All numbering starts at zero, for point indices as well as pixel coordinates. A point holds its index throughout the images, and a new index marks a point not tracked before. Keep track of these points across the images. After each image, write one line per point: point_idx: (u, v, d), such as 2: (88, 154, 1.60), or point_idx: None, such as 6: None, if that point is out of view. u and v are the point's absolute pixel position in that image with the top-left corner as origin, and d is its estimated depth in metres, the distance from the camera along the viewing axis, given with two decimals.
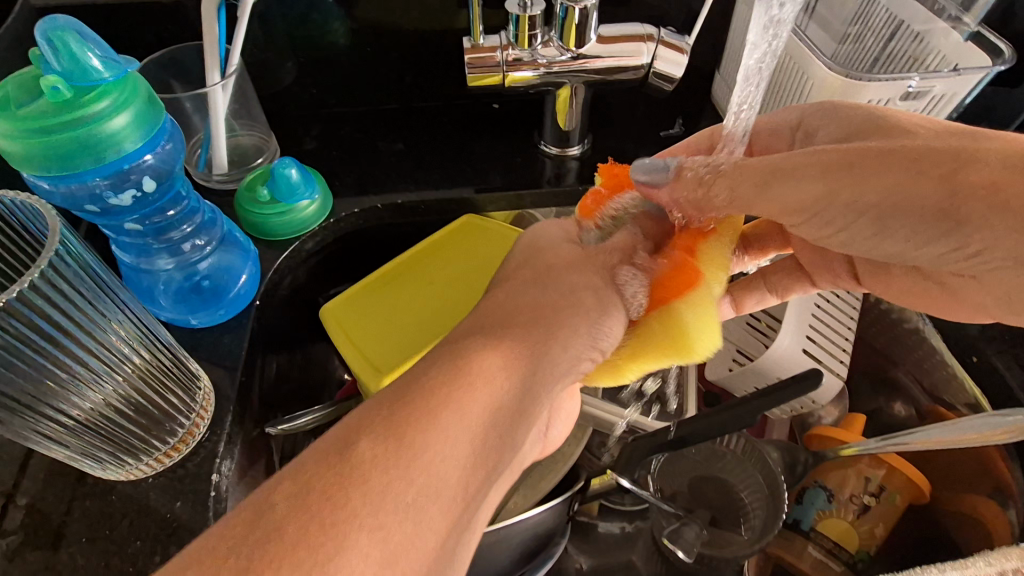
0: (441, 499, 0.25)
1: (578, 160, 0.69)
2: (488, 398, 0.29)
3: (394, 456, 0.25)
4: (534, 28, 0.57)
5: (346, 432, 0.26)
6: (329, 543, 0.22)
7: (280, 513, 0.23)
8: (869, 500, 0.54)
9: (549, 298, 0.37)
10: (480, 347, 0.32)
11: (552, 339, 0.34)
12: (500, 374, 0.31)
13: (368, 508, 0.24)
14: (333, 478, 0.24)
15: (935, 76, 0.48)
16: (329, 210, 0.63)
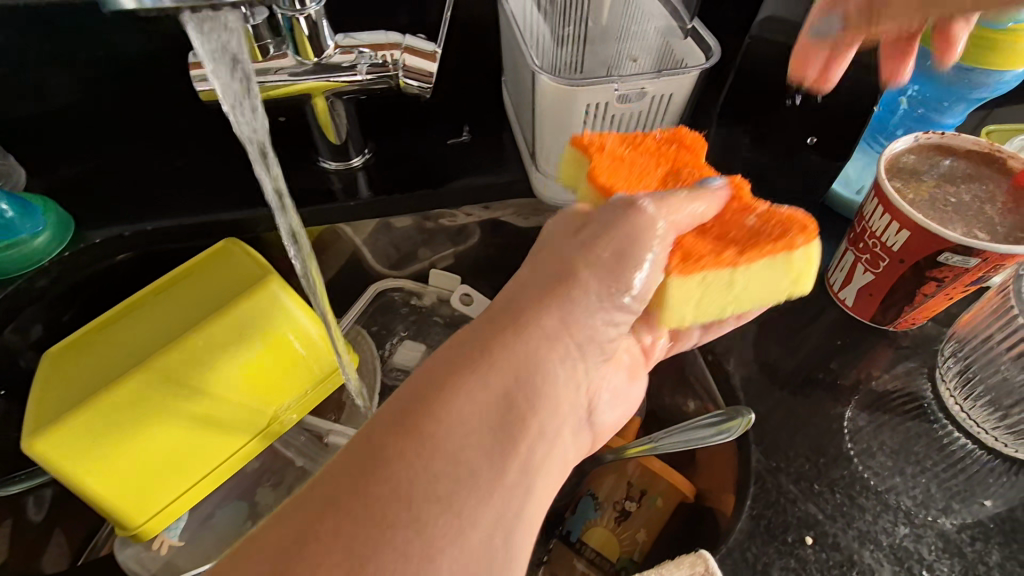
0: (467, 481, 0.30)
1: (363, 170, 0.67)
2: (496, 384, 0.33)
3: (412, 440, 0.31)
4: (263, 39, 0.53)
5: (373, 432, 0.31)
6: (360, 511, 0.28)
7: (325, 509, 0.28)
8: (630, 505, 0.55)
9: (547, 278, 0.37)
10: (488, 336, 0.35)
11: (567, 322, 0.36)
12: (511, 359, 0.34)
13: (396, 489, 0.29)
14: (359, 478, 0.29)
15: (639, 78, 0.48)
16: (66, 241, 0.58)
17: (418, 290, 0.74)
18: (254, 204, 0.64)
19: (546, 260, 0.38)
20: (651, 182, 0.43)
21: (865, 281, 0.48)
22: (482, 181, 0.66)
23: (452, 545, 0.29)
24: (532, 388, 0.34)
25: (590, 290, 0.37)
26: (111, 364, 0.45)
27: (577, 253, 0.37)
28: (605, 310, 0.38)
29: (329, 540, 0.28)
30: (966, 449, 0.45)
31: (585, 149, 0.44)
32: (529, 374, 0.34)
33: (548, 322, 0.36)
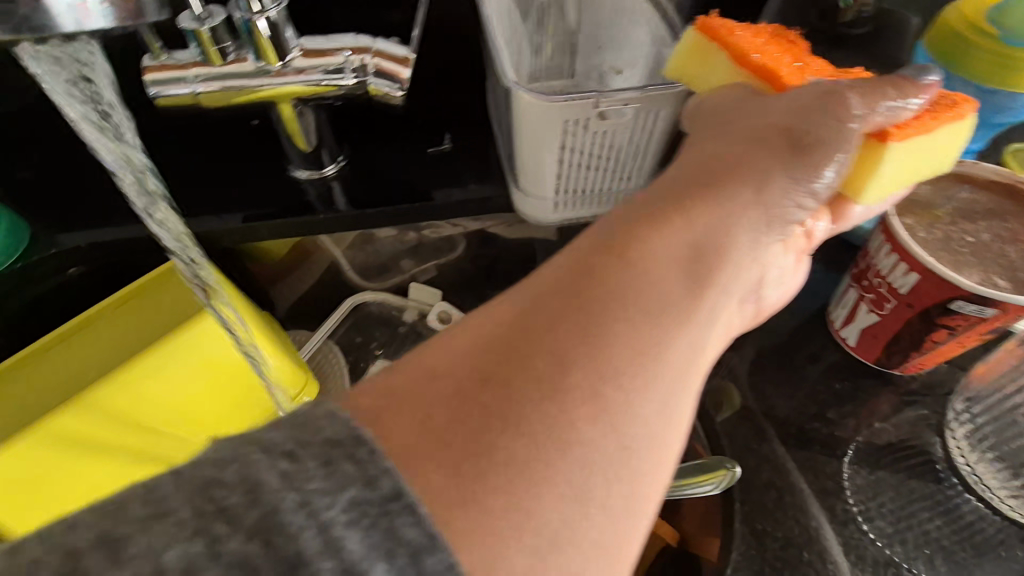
0: (661, 319, 0.28)
1: (337, 179, 0.63)
2: (686, 233, 0.31)
3: (614, 270, 0.29)
4: (222, 42, 0.50)
5: (570, 265, 0.29)
6: (559, 346, 0.26)
7: (524, 331, 0.27)
8: None
9: (736, 139, 0.35)
10: (683, 194, 0.33)
11: (764, 195, 0.33)
12: (706, 213, 0.32)
13: (599, 320, 0.27)
14: (564, 307, 0.27)
15: (622, 93, 0.44)
16: (21, 249, 0.55)
17: (398, 303, 0.71)
18: (223, 215, 0.60)
19: (737, 123, 0.36)
20: (798, 62, 0.39)
21: (869, 322, 0.44)
22: (460, 196, 0.62)
23: (652, 388, 0.27)
24: (728, 247, 0.32)
25: (790, 168, 0.34)
26: (44, 392, 0.43)
27: (777, 113, 0.35)
28: (800, 190, 0.34)
29: (522, 370, 0.25)
30: (974, 515, 0.40)
31: (710, 40, 0.39)
32: (722, 235, 0.32)
33: (743, 187, 0.33)
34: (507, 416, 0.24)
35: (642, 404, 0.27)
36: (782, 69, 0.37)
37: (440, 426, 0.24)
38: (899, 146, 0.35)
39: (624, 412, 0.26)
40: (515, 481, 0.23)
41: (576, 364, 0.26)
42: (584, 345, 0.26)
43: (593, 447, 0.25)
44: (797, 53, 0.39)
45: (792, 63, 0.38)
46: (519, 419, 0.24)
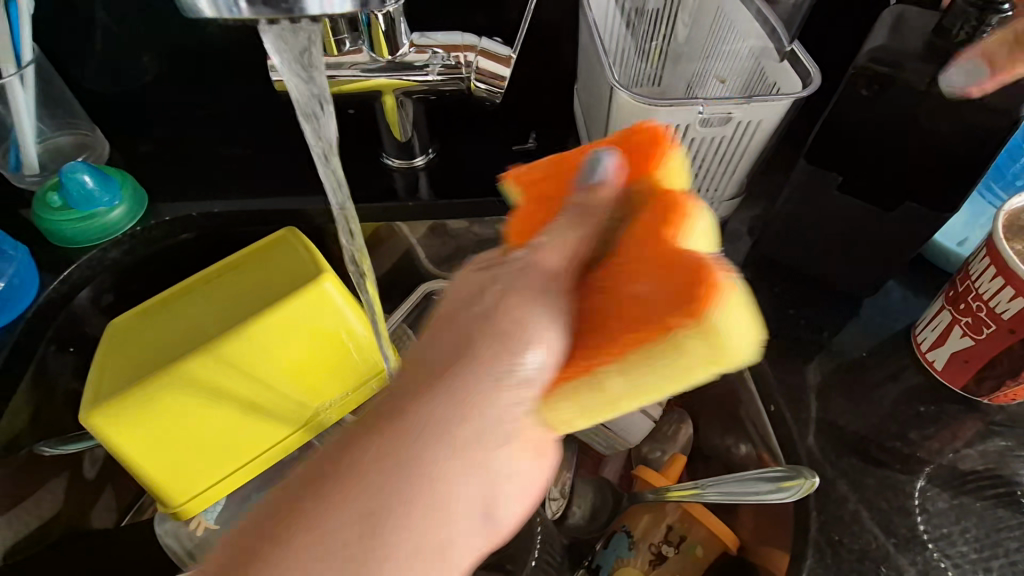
0: (385, 547, 0.26)
1: (425, 170, 0.66)
2: (394, 444, 0.27)
3: (336, 474, 0.27)
4: (341, 33, 0.53)
5: (332, 452, 0.28)
6: (282, 533, 0.26)
7: (292, 501, 0.27)
8: (667, 550, 0.51)
9: (477, 316, 0.29)
10: (416, 384, 0.29)
11: (466, 405, 0.28)
12: (424, 414, 0.28)
13: (330, 518, 0.26)
14: (318, 481, 0.27)
15: (727, 102, 0.45)
16: (139, 215, 0.60)
17: None
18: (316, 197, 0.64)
19: (451, 321, 0.30)
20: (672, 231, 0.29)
21: (962, 346, 0.43)
22: None
23: (409, 553, 0.26)
24: (440, 462, 0.27)
25: (491, 370, 0.28)
26: (183, 337, 0.47)
27: (506, 282, 0.30)
28: (504, 385, 0.28)
29: (272, 542, 0.26)
30: None
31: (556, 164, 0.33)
32: (435, 459, 0.27)
33: (465, 382, 0.28)
34: (248, 558, 0.26)
35: None
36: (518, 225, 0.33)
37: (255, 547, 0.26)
38: (560, 398, 0.28)
39: None
40: None
41: (303, 556, 0.25)
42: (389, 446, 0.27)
43: None
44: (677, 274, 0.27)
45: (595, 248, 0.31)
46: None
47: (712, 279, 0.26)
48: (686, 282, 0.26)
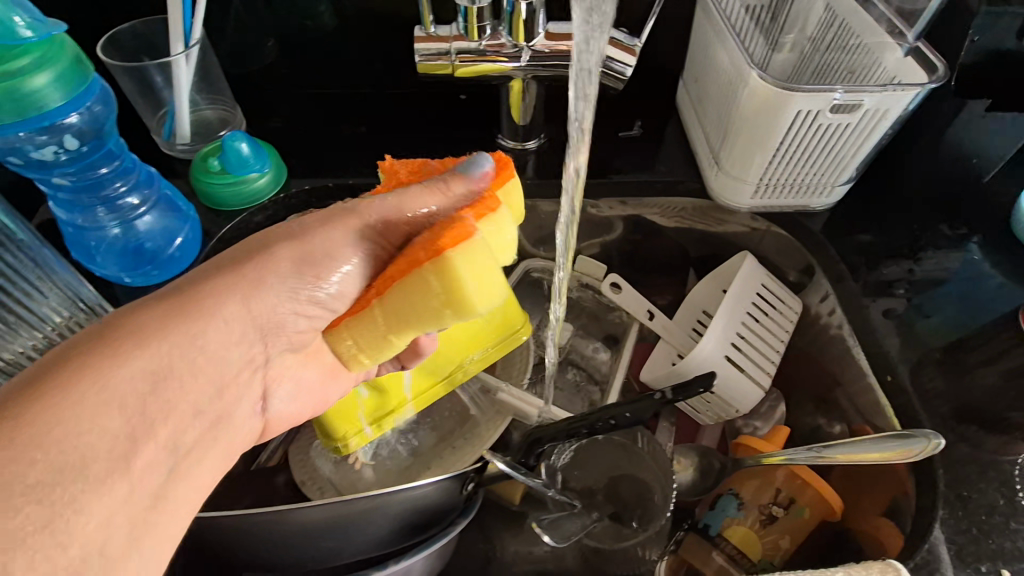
0: (143, 396, 0.29)
1: (535, 154, 0.70)
2: (217, 325, 0.33)
3: (173, 325, 0.31)
4: (483, 20, 0.58)
5: (118, 311, 0.31)
6: (87, 359, 0.28)
7: (79, 343, 0.29)
8: (777, 510, 0.55)
9: (263, 241, 0.38)
10: (218, 273, 0.35)
11: (252, 305, 0.35)
12: (223, 304, 0.34)
13: (125, 353, 0.29)
14: (132, 333, 0.30)
15: (862, 89, 0.48)
16: (280, 184, 0.65)
17: (559, 271, 0.73)
18: None
19: (263, 236, 0.38)
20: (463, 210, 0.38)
21: None
22: (649, 178, 0.68)
23: (149, 422, 0.29)
24: (212, 343, 0.33)
25: (285, 281, 0.37)
26: None
27: (285, 227, 0.38)
28: (298, 302, 0.38)
29: (89, 365, 0.28)
30: None
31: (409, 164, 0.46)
32: (211, 336, 0.33)
33: (227, 286, 0.35)
34: (48, 390, 0.26)
35: (120, 434, 0.28)
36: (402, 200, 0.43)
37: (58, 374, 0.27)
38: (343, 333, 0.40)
39: (96, 441, 0.27)
40: (23, 446, 0.25)
41: (129, 390, 0.28)
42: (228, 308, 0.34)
43: (87, 460, 0.26)
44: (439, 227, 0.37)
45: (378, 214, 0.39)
46: (53, 397, 0.26)
47: (464, 231, 0.35)
48: (438, 234, 0.36)
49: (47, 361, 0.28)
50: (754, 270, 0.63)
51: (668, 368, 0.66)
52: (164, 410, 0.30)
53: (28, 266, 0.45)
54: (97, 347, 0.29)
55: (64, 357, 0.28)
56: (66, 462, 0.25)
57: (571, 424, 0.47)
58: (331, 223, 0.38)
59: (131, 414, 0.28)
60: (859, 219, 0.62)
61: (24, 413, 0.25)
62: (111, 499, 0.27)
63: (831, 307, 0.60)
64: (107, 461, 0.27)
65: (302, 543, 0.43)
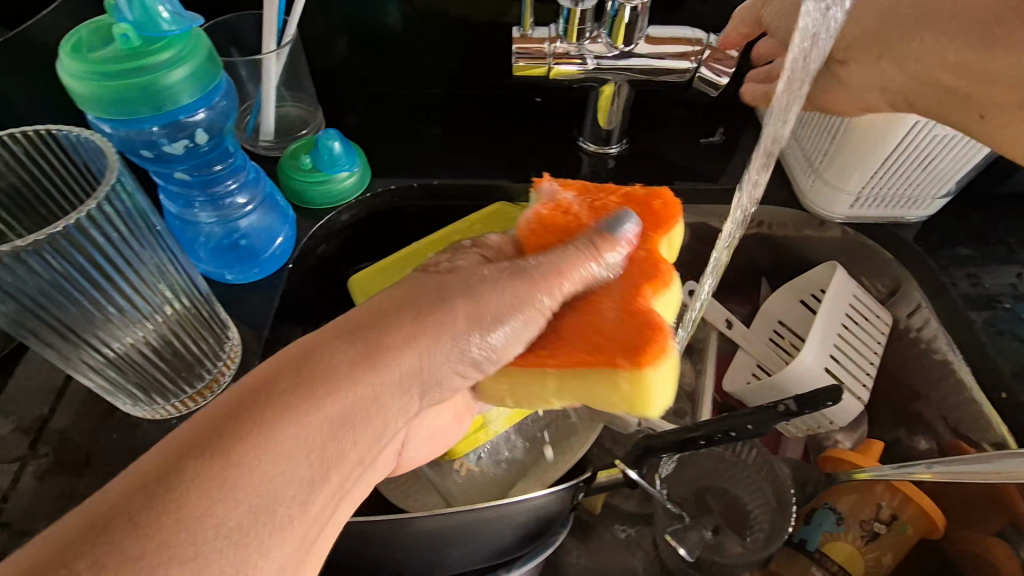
0: (320, 446, 0.28)
1: (616, 158, 0.70)
2: (395, 373, 0.31)
3: (355, 369, 0.30)
4: (585, 23, 0.57)
5: (304, 347, 0.30)
6: (276, 399, 0.28)
7: (269, 380, 0.29)
8: (880, 527, 0.54)
9: (442, 278, 0.34)
10: (398, 314, 0.32)
11: (425, 354, 0.32)
12: (401, 349, 0.31)
13: (310, 402, 0.28)
14: (313, 378, 0.29)
15: None
16: (366, 185, 0.64)
17: None
18: (516, 175, 0.68)
19: (447, 279, 0.34)
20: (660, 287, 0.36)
21: None
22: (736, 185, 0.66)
23: (319, 472, 0.28)
24: (385, 394, 0.31)
25: (455, 332, 0.32)
26: None
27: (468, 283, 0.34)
28: (466, 352, 0.33)
29: (278, 406, 0.28)
30: None
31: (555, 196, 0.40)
32: (385, 387, 0.31)
33: (406, 329, 0.32)
34: (240, 431, 0.27)
35: (300, 483, 0.27)
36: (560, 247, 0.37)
37: (246, 413, 0.27)
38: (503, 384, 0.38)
39: (278, 489, 0.27)
40: (219, 491, 0.25)
41: (309, 440, 0.28)
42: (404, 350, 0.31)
43: (270, 507, 0.26)
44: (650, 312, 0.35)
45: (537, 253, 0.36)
46: (247, 440, 0.26)
47: (652, 325, 0.34)
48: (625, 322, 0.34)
49: (244, 396, 0.28)
50: (843, 281, 0.62)
51: (747, 383, 0.64)
52: (338, 457, 0.29)
53: (160, 263, 0.44)
54: (286, 389, 0.28)
55: (255, 392, 0.28)
56: (246, 511, 0.26)
57: (686, 434, 0.46)
58: (471, 285, 0.33)
59: (312, 461, 0.28)
60: (953, 232, 0.62)
61: (224, 457, 0.26)
62: (284, 546, 0.27)
63: (924, 320, 0.59)
64: (284, 511, 0.27)
65: (430, 550, 0.42)
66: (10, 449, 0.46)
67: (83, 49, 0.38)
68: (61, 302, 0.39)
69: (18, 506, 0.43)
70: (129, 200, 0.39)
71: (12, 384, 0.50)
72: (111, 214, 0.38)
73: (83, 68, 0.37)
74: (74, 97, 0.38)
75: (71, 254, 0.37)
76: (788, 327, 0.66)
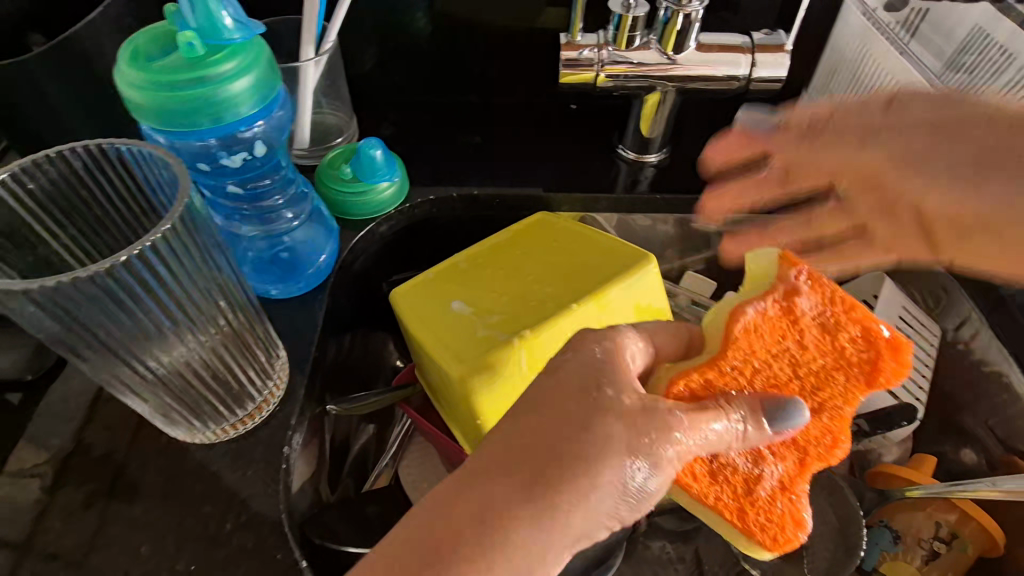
0: None
1: (655, 167, 0.68)
2: (560, 518, 0.32)
3: (527, 515, 0.32)
4: (635, 30, 0.56)
5: (468, 483, 0.33)
6: (454, 545, 0.31)
7: (447, 519, 0.31)
8: (939, 546, 0.53)
9: (584, 405, 0.34)
10: (556, 454, 0.33)
11: (585, 495, 0.32)
12: (563, 494, 0.32)
13: (485, 551, 0.31)
14: (482, 526, 0.31)
15: None
16: (405, 195, 0.62)
17: (670, 289, 0.73)
18: (554, 184, 0.66)
19: (591, 410, 0.34)
20: (824, 457, 0.42)
21: None
22: (781, 196, 0.65)
23: None
24: (554, 533, 0.32)
25: (608, 473, 0.33)
26: (485, 300, 0.52)
27: (609, 418, 0.33)
28: (620, 486, 0.33)
29: (456, 557, 0.31)
30: None
31: (787, 303, 0.42)
32: (553, 529, 0.32)
33: (567, 473, 0.32)
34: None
35: None
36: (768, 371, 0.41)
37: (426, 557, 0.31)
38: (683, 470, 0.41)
39: None
40: None
41: None
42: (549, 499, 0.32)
43: None
44: (802, 481, 0.42)
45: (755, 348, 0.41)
46: None
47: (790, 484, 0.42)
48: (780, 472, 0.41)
49: (429, 533, 0.31)
50: (892, 293, 0.61)
51: None
52: None
53: (214, 288, 0.41)
54: (462, 535, 0.31)
55: (434, 533, 0.31)
56: None
57: None
58: (613, 418, 0.34)
59: None
60: None
61: None
62: None
63: (974, 332, 0.59)
64: None
65: None
66: (53, 476, 0.45)
67: (142, 57, 0.36)
68: (117, 331, 0.36)
69: (63, 537, 0.42)
70: (191, 225, 0.37)
71: (52, 407, 0.48)
72: (171, 242, 0.35)
73: (142, 77, 0.35)
74: (130, 107, 0.37)
75: (137, 274, 0.34)
76: None
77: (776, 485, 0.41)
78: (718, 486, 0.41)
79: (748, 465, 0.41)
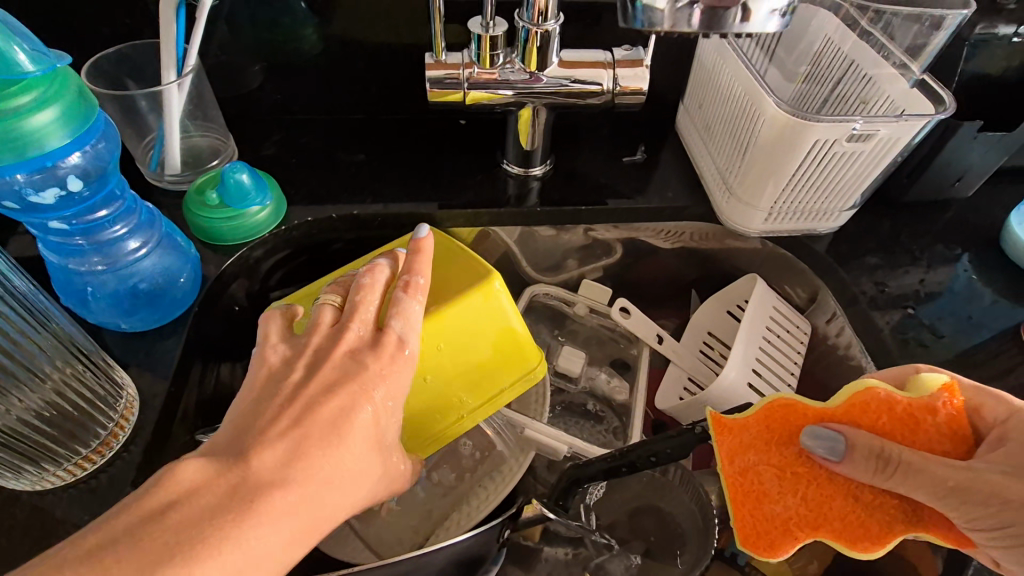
0: (283, 519, 0.34)
1: (540, 180, 0.69)
2: (338, 446, 0.39)
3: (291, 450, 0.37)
4: (497, 49, 0.57)
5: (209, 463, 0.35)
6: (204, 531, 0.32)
7: (191, 488, 0.33)
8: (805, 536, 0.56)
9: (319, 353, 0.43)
10: (303, 404, 0.39)
11: (343, 421, 0.40)
12: (327, 422, 0.39)
13: (251, 498, 0.34)
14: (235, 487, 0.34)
15: (879, 120, 0.50)
16: (281, 216, 0.61)
17: (568, 297, 0.73)
18: (438, 199, 0.66)
19: (319, 359, 0.42)
20: (826, 530, 0.42)
21: None
22: (658, 204, 0.67)
23: (279, 538, 0.34)
24: (329, 460, 0.38)
25: (356, 393, 0.41)
26: None
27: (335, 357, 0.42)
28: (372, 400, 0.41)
29: (212, 520, 0.32)
30: None
31: (878, 448, 0.39)
32: (325, 456, 0.38)
33: (325, 410, 0.39)
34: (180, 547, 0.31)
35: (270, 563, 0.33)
36: (901, 438, 0.41)
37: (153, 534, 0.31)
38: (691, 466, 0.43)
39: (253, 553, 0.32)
40: None
41: (266, 519, 0.34)
42: (357, 393, 0.41)
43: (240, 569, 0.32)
44: (800, 528, 0.42)
45: (887, 422, 0.42)
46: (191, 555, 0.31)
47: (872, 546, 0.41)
48: (855, 537, 0.41)
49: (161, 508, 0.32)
50: (762, 294, 0.64)
51: (679, 399, 0.65)
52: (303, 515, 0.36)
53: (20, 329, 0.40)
54: (211, 500, 0.33)
55: (160, 515, 0.32)
56: None
57: (610, 463, 0.45)
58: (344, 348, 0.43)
59: (276, 526, 0.34)
60: (862, 242, 0.64)
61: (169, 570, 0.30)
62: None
63: (840, 328, 0.61)
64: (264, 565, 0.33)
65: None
66: None
67: None
68: None
69: None
70: None
71: None
72: None
73: None
74: None
75: None
76: (719, 338, 0.68)
77: (838, 537, 0.42)
78: (764, 452, 0.44)
79: (788, 503, 0.42)
